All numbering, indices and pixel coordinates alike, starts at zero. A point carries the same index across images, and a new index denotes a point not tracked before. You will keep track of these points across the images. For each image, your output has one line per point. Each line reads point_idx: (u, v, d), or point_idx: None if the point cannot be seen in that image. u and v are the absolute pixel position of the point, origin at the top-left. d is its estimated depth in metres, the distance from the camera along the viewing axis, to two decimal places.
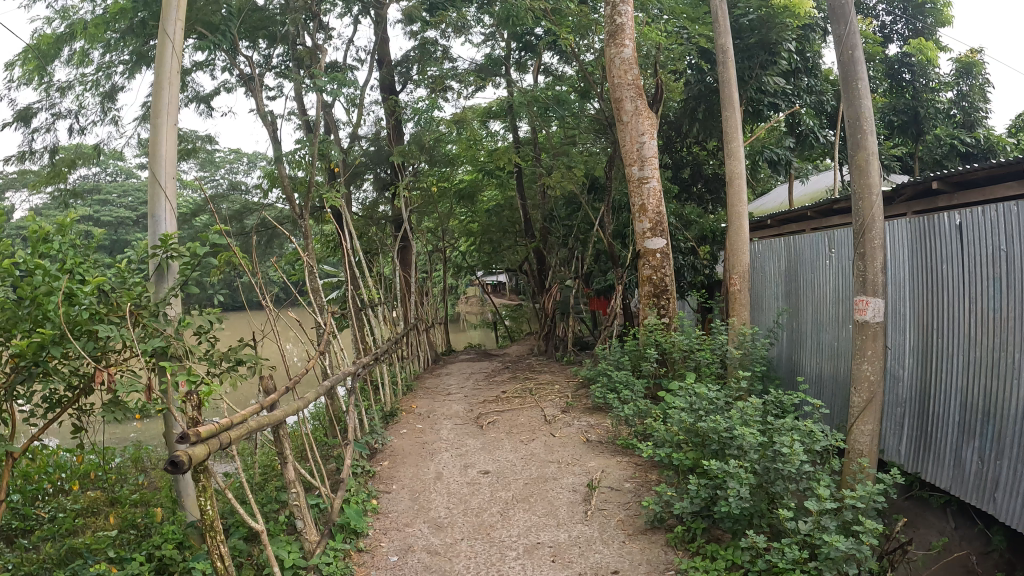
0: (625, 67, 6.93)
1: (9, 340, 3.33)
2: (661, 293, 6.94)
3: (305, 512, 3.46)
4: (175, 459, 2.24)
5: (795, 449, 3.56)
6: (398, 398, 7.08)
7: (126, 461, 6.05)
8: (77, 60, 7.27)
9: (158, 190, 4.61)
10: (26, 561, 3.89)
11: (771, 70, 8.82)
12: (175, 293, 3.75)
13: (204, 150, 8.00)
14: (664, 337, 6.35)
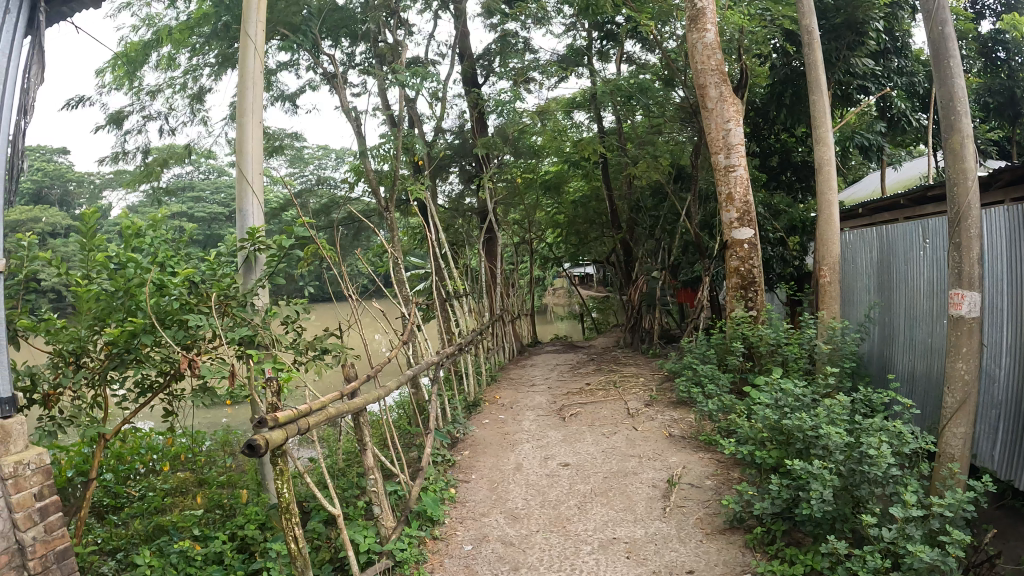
0: (708, 52, 6.73)
1: (105, 328, 3.50)
2: (748, 286, 6.73)
3: (383, 499, 3.52)
4: (253, 442, 2.30)
5: (883, 451, 3.39)
6: (482, 388, 7.12)
7: (215, 445, 6.30)
8: (164, 64, 7.52)
9: (245, 185, 4.74)
10: (115, 536, 4.10)
11: (859, 51, 8.46)
12: (262, 284, 3.85)
13: (290, 147, 8.19)
14: (751, 330, 6.16)
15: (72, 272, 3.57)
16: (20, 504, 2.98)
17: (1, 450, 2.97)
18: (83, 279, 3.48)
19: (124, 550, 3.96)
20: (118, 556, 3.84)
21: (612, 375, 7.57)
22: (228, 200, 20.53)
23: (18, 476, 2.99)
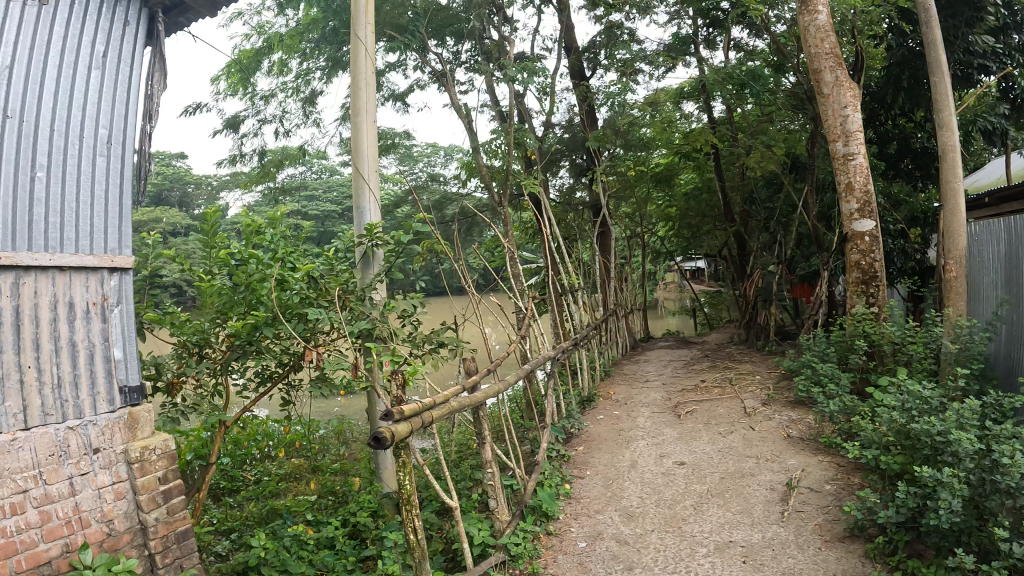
0: (822, 34, 6.41)
1: (226, 322, 3.71)
2: (870, 281, 6.37)
3: (499, 493, 3.63)
4: (378, 434, 2.38)
5: (1018, 460, 3.13)
6: (596, 383, 7.07)
7: (332, 433, 6.58)
8: (277, 69, 7.86)
9: (362, 182, 4.87)
10: (230, 517, 4.33)
11: (979, 27, 7.86)
12: (379, 279, 4.00)
13: (401, 146, 8.42)
14: (874, 328, 5.85)
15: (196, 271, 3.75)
16: (144, 487, 3.16)
17: (129, 436, 3.18)
18: (207, 275, 3.66)
19: (237, 531, 4.16)
20: (232, 536, 4.03)
21: (729, 372, 7.31)
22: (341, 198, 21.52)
23: (145, 460, 3.18)
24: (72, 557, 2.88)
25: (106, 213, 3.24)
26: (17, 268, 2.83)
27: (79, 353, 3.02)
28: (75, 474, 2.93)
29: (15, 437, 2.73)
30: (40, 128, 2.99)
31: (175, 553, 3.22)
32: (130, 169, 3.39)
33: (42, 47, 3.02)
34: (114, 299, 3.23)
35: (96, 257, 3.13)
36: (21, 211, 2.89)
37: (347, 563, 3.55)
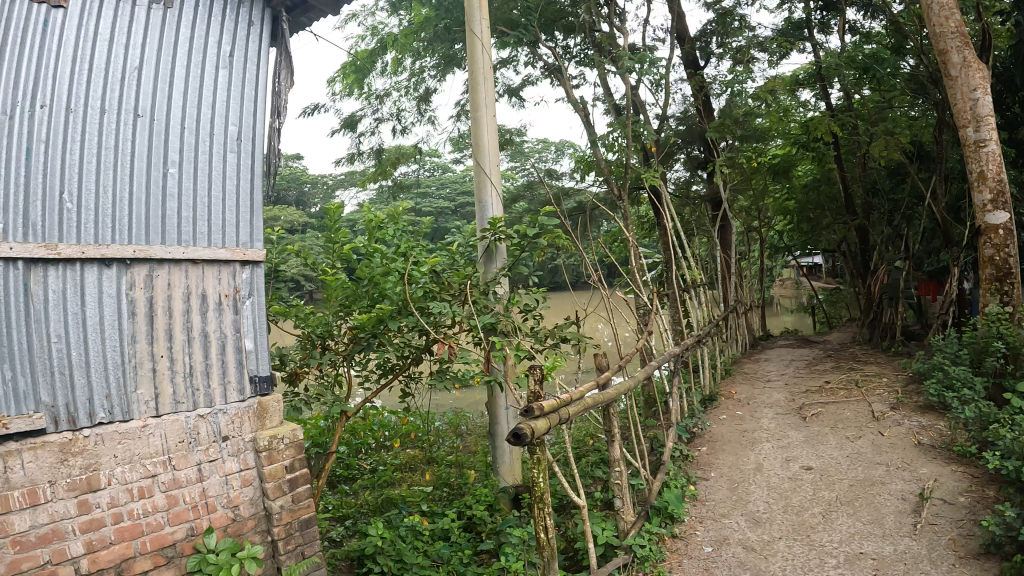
0: (946, 12, 6.07)
1: (349, 315, 3.83)
2: (1004, 277, 5.93)
3: (625, 493, 3.52)
4: (518, 431, 2.32)
5: None
6: (716, 382, 6.83)
7: (446, 425, 6.70)
8: (392, 69, 8.02)
9: (484, 178, 4.93)
10: (346, 504, 4.42)
11: None
12: (504, 274, 4.05)
13: (515, 142, 8.45)
14: (1011, 329, 5.42)
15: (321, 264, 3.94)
16: (271, 475, 3.25)
17: (259, 425, 3.28)
18: (330, 269, 3.75)
19: (352, 518, 4.25)
20: (346, 523, 4.12)
21: (853, 374, 6.88)
22: (451, 196, 22.08)
23: (272, 449, 3.27)
24: (196, 540, 3.02)
25: (239, 209, 3.33)
26: (153, 261, 3.01)
27: (211, 343, 3.15)
28: (203, 460, 3.07)
29: (147, 423, 2.92)
30: (170, 125, 3.14)
31: (296, 540, 3.28)
32: (261, 164, 3.45)
33: (170, 49, 3.19)
34: (246, 291, 3.31)
35: (229, 251, 3.22)
36: (155, 206, 3.05)
37: (462, 555, 3.65)
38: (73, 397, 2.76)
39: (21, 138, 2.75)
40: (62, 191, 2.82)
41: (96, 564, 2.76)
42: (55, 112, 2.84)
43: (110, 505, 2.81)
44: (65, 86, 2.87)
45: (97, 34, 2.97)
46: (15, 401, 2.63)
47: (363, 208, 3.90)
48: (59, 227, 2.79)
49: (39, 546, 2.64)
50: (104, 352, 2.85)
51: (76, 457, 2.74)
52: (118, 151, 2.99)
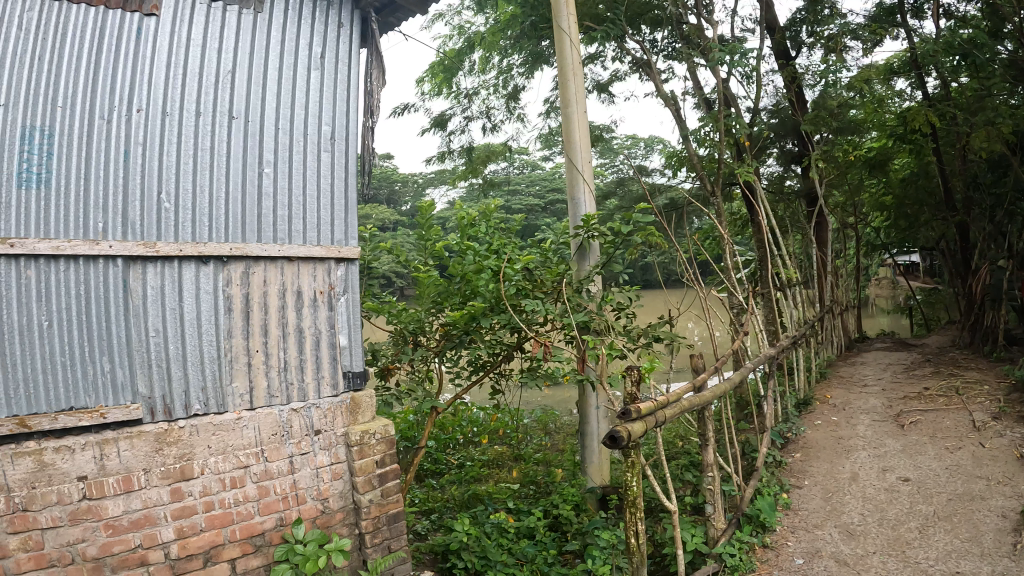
0: None
1: (441, 311, 4.19)
2: None
3: (716, 499, 3.58)
4: (615, 434, 2.48)
5: None
6: (811, 386, 6.67)
7: (535, 423, 6.90)
8: (480, 68, 8.01)
9: (576, 175, 4.99)
10: (432, 498, 4.72)
11: None
12: (599, 271, 4.14)
13: (604, 140, 8.47)
14: None
15: (412, 261, 4.41)
16: (362, 470, 3.57)
17: (351, 420, 3.62)
18: (422, 266, 4.23)
19: (437, 513, 4.51)
20: (431, 517, 4.39)
21: (953, 381, 6.59)
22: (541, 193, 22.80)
23: (363, 444, 3.59)
24: (283, 530, 3.36)
25: (332, 207, 3.65)
26: (248, 259, 3.35)
27: (307, 338, 3.49)
28: (295, 453, 3.42)
29: (241, 415, 3.27)
30: (260, 128, 3.46)
31: (383, 535, 3.60)
32: (352, 162, 3.74)
33: (258, 54, 3.51)
34: (340, 288, 3.64)
35: (322, 248, 3.55)
36: (250, 205, 3.40)
37: (546, 554, 3.85)
38: (170, 389, 3.13)
39: (122, 141, 3.11)
40: (161, 191, 3.18)
41: (186, 549, 3.12)
42: (151, 116, 3.19)
43: (201, 494, 3.16)
44: (160, 92, 3.22)
45: (188, 39, 3.31)
46: (114, 392, 3.01)
47: (455, 206, 4.21)
48: (158, 224, 3.16)
49: (132, 530, 3.00)
50: (200, 342, 3.22)
51: (171, 447, 3.10)
52: (213, 152, 3.34)
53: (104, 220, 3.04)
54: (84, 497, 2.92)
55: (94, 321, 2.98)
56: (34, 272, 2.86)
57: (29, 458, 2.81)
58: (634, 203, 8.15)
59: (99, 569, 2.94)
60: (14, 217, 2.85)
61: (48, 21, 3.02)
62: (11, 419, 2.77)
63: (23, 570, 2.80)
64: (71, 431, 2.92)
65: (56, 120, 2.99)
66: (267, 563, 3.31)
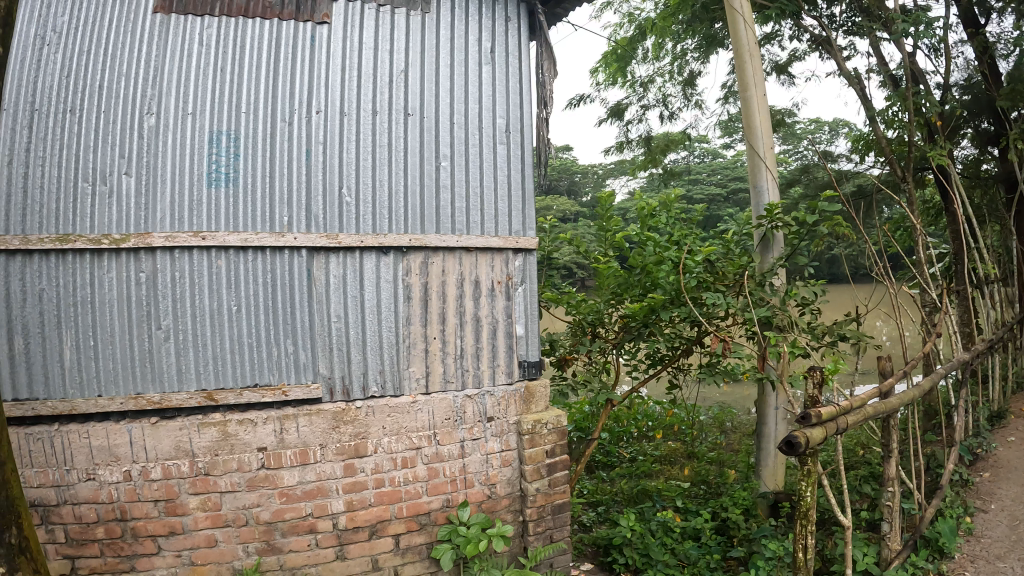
0: None
1: (621, 302, 4.65)
2: None
3: (894, 517, 3.57)
4: (792, 439, 2.52)
5: None
6: (1008, 397, 6.16)
7: (712, 420, 7.22)
8: (654, 55, 7.91)
9: (758, 161, 5.35)
10: (602, 490, 5.55)
11: None
12: (781, 264, 4.49)
13: (786, 124, 8.16)
14: None
15: (593, 252, 4.82)
16: (531, 458, 3.95)
17: (524, 408, 3.99)
18: (602, 257, 4.70)
19: (604, 505, 5.35)
20: (598, 509, 5.25)
21: None
22: (724, 182, 24.15)
23: (535, 433, 3.96)
24: (448, 510, 3.83)
25: (510, 199, 3.96)
26: (427, 249, 3.75)
27: (483, 327, 3.87)
28: (466, 437, 3.84)
29: (416, 399, 3.73)
30: (435, 121, 3.81)
31: (546, 524, 4.01)
32: (528, 152, 3.99)
33: (430, 52, 3.87)
34: (518, 278, 3.96)
35: (500, 239, 3.87)
36: (429, 198, 3.78)
37: (710, 558, 4.41)
38: (349, 371, 3.65)
39: (303, 141, 3.63)
40: (343, 187, 3.65)
41: (354, 521, 3.65)
42: (329, 116, 3.67)
43: (372, 471, 3.67)
44: (337, 94, 3.69)
45: (360, 43, 3.76)
46: (297, 372, 3.58)
47: (636, 198, 4.69)
48: (339, 217, 3.63)
49: (304, 499, 3.57)
50: (381, 325, 3.69)
51: (346, 425, 3.62)
52: (390, 146, 3.73)
53: (288, 215, 3.57)
54: (261, 466, 3.52)
55: (280, 304, 3.55)
56: (223, 261, 3.49)
57: (214, 428, 3.47)
58: (817, 191, 7.84)
59: (270, 531, 3.55)
60: (207, 213, 3.50)
61: (224, 35, 3.66)
62: (199, 392, 3.48)
63: (201, 526, 3.50)
64: (253, 406, 3.55)
65: (241, 125, 3.59)
66: (430, 540, 3.80)
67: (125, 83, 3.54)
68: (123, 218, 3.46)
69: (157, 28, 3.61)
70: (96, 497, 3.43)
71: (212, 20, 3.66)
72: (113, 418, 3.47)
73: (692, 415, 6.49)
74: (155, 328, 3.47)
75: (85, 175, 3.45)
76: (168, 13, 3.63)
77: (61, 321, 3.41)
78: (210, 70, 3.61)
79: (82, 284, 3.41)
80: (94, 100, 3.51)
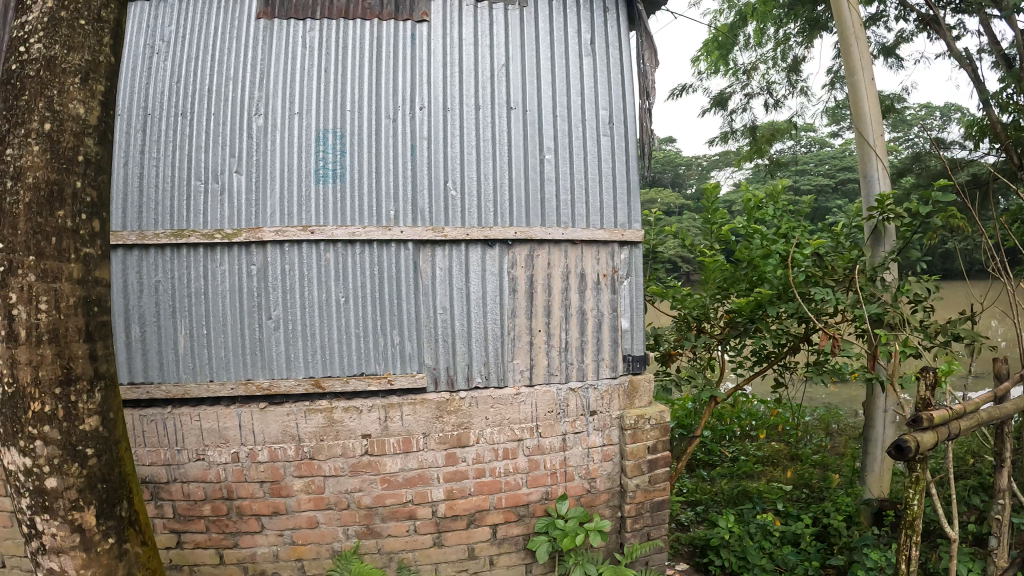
0: None
1: (727, 297, 4.61)
2: None
3: (1005, 532, 3.38)
4: (902, 445, 2.46)
5: None
6: None
7: (818, 421, 6.98)
8: (756, 41, 7.69)
9: (868, 149, 5.11)
10: (702, 490, 5.52)
11: None
12: (894, 258, 4.30)
13: (896, 109, 7.74)
14: None
15: (699, 246, 4.76)
16: (633, 454, 3.95)
17: (627, 403, 3.99)
18: (707, 251, 4.71)
19: (702, 504, 5.35)
20: (696, 509, 5.26)
21: None
22: (831, 172, 23.15)
23: (637, 428, 3.95)
24: (547, 502, 3.87)
25: (615, 191, 3.93)
26: (534, 241, 3.77)
27: (589, 319, 3.88)
28: (568, 431, 3.87)
29: (520, 391, 3.78)
30: (538, 114, 3.83)
31: (643, 521, 4.00)
32: (633, 144, 3.94)
33: (530, 46, 3.89)
34: (624, 271, 3.94)
35: (606, 232, 3.86)
36: (533, 191, 3.80)
37: (809, 565, 4.30)
38: (455, 362, 3.73)
39: (408, 137, 3.71)
40: (448, 181, 3.71)
41: (453, 509, 3.75)
42: (432, 112, 3.74)
43: (473, 461, 3.74)
44: (440, 90, 3.76)
45: (461, 40, 3.82)
46: (403, 361, 3.69)
47: (742, 189, 4.62)
48: (445, 211, 3.70)
49: (404, 486, 3.68)
50: (487, 317, 3.76)
51: (450, 415, 3.71)
52: (494, 140, 3.78)
53: (395, 209, 3.67)
54: (365, 452, 3.65)
55: (387, 295, 3.66)
56: (332, 254, 3.63)
57: (320, 414, 3.62)
58: (931, 181, 7.30)
59: (370, 516, 3.69)
60: (316, 208, 3.65)
61: (325, 37, 3.78)
62: (307, 380, 3.63)
63: (304, 508, 3.66)
64: (359, 394, 3.68)
65: (347, 123, 3.70)
66: (527, 532, 3.87)
67: (232, 87, 3.72)
68: (234, 213, 3.64)
69: (261, 33, 3.77)
70: (205, 476, 3.64)
71: (314, 23, 3.79)
72: (223, 403, 3.66)
73: (796, 415, 6.31)
74: (266, 318, 3.64)
75: (197, 174, 3.66)
76: (271, 19, 3.79)
77: (177, 311, 3.63)
78: (314, 71, 3.74)
79: (197, 276, 3.62)
80: (204, 104, 3.71)
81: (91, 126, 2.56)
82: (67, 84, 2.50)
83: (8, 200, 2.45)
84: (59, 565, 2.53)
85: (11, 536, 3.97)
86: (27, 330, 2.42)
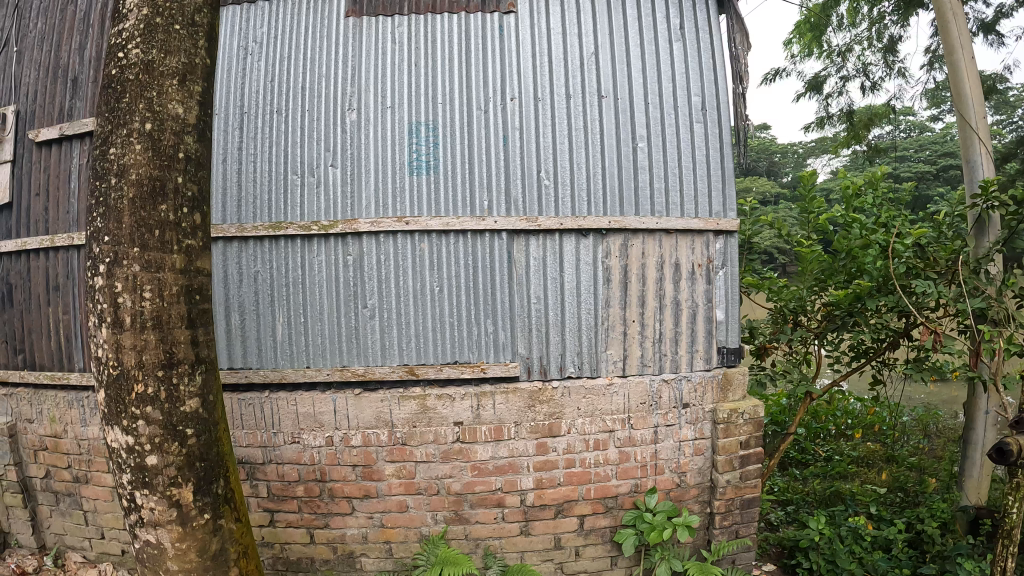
0: None
1: (825, 290, 4.38)
2: None
3: None
4: (1004, 447, 3.26)
5: None
6: None
7: (915, 421, 6.63)
8: (850, 21, 7.33)
9: (970, 132, 4.80)
10: (792, 489, 5.34)
11: None
12: (999, 249, 4.02)
13: (999, 90, 7.24)
14: None
15: (795, 236, 4.57)
16: (725, 448, 3.87)
17: (721, 396, 3.91)
18: (805, 241, 4.46)
19: (793, 504, 5.19)
20: (787, 509, 5.11)
21: None
22: (934, 157, 21.81)
23: (731, 422, 3.86)
24: (635, 495, 3.85)
25: (710, 178, 3.85)
26: (627, 231, 3.75)
27: (683, 310, 3.84)
28: (660, 423, 3.82)
29: (612, 381, 3.77)
30: (630, 103, 3.79)
31: (733, 517, 3.92)
32: (727, 130, 3.85)
33: (618, 33, 3.84)
34: (719, 262, 3.87)
35: (701, 221, 3.79)
36: (627, 180, 3.76)
37: (899, 572, 4.14)
38: (548, 352, 3.76)
39: (499, 128, 3.74)
40: (540, 170, 3.72)
41: (541, 499, 3.77)
42: (523, 102, 3.75)
43: (564, 451, 3.76)
44: (530, 80, 3.77)
45: (549, 30, 3.81)
46: (496, 350, 3.74)
47: (839, 176, 4.40)
48: (539, 201, 3.72)
49: (494, 474, 3.73)
50: (580, 308, 3.76)
51: (542, 404, 3.73)
52: (586, 130, 3.76)
53: (488, 200, 3.72)
54: (456, 439, 3.72)
55: (482, 285, 3.71)
56: (426, 244, 3.70)
57: (414, 401, 3.71)
58: None
59: (459, 502, 3.76)
60: (410, 199, 3.73)
61: (415, 32, 3.85)
62: (401, 367, 3.72)
63: (394, 492, 3.77)
64: (452, 381, 3.75)
65: (439, 115, 3.77)
66: (614, 525, 3.86)
67: (325, 83, 3.85)
68: (331, 206, 3.77)
69: (351, 31, 3.88)
70: (300, 459, 3.79)
71: (403, 18, 3.87)
72: (319, 388, 3.81)
73: (893, 415, 6.02)
74: (362, 306, 3.76)
75: (295, 168, 3.80)
76: (360, 16, 3.89)
77: (275, 300, 3.80)
78: (405, 65, 3.82)
79: (295, 266, 3.77)
80: (299, 101, 3.85)
81: (189, 125, 2.71)
82: (165, 86, 2.64)
83: (114, 195, 2.61)
84: (156, 537, 2.70)
85: (113, 509, 4.28)
86: (133, 317, 2.57)
